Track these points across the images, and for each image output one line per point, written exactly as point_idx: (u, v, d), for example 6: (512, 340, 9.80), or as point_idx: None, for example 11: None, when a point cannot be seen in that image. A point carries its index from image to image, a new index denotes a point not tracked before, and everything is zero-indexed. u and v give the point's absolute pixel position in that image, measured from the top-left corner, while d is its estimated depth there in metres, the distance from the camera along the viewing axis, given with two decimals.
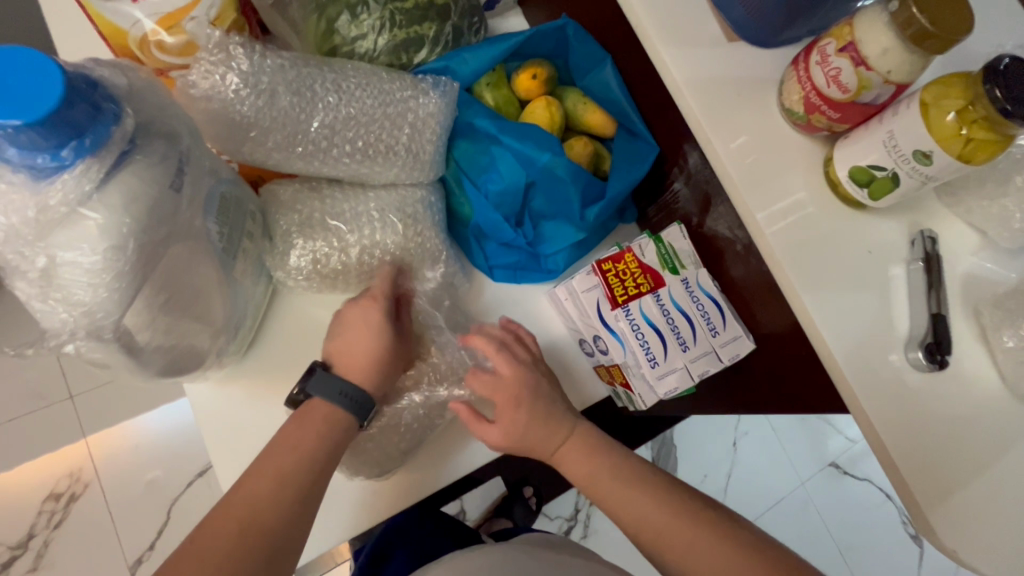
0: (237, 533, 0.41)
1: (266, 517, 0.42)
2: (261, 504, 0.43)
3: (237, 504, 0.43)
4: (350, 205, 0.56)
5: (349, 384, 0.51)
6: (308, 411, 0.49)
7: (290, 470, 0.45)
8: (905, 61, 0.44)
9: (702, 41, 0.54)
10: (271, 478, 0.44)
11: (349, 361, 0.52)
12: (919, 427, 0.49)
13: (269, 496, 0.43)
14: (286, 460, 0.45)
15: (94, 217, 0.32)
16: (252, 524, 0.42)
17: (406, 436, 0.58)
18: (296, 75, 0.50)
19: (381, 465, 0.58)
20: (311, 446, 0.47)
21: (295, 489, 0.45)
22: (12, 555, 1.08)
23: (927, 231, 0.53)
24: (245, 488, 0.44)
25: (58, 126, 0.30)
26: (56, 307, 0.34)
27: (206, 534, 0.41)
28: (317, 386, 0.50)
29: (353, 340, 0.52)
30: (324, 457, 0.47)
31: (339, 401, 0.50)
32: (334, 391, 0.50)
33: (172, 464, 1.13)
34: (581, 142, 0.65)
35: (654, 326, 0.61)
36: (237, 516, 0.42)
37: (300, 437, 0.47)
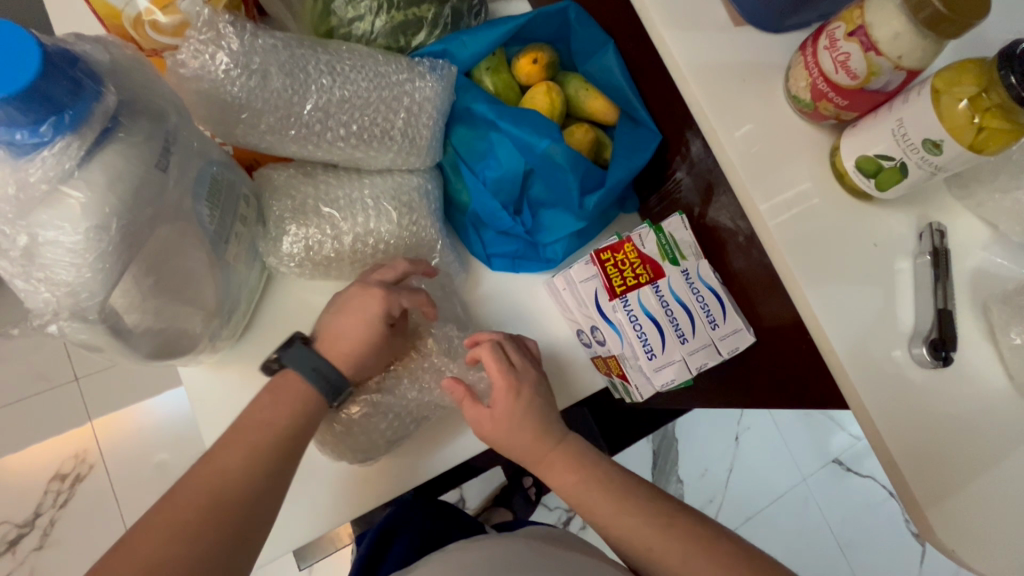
0: (204, 507, 0.41)
1: (231, 492, 0.43)
2: (231, 478, 0.43)
3: (206, 480, 0.43)
4: (345, 191, 0.55)
5: (324, 363, 0.50)
6: (281, 385, 0.49)
7: (258, 447, 0.46)
8: (917, 46, 0.43)
9: (707, 26, 0.53)
10: (243, 451, 0.45)
11: (333, 339, 0.52)
12: (921, 424, 0.48)
13: (236, 472, 0.44)
14: (256, 437, 0.46)
15: (76, 195, 0.32)
16: (220, 495, 0.42)
17: (389, 421, 0.58)
18: (289, 56, 0.49)
19: (362, 449, 0.57)
20: (280, 422, 0.47)
21: (268, 462, 0.45)
22: (18, 533, 1.10)
23: (936, 224, 0.51)
24: (216, 459, 0.44)
25: (34, 100, 0.29)
26: (39, 286, 0.33)
27: (173, 505, 0.41)
28: (292, 358, 0.50)
29: (350, 322, 0.52)
30: (297, 436, 0.47)
31: (309, 375, 0.50)
32: (307, 366, 0.50)
33: (173, 448, 1.14)
34: (582, 128, 0.63)
35: (653, 317, 0.60)
36: (204, 489, 0.42)
37: (271, 414, 0.47)
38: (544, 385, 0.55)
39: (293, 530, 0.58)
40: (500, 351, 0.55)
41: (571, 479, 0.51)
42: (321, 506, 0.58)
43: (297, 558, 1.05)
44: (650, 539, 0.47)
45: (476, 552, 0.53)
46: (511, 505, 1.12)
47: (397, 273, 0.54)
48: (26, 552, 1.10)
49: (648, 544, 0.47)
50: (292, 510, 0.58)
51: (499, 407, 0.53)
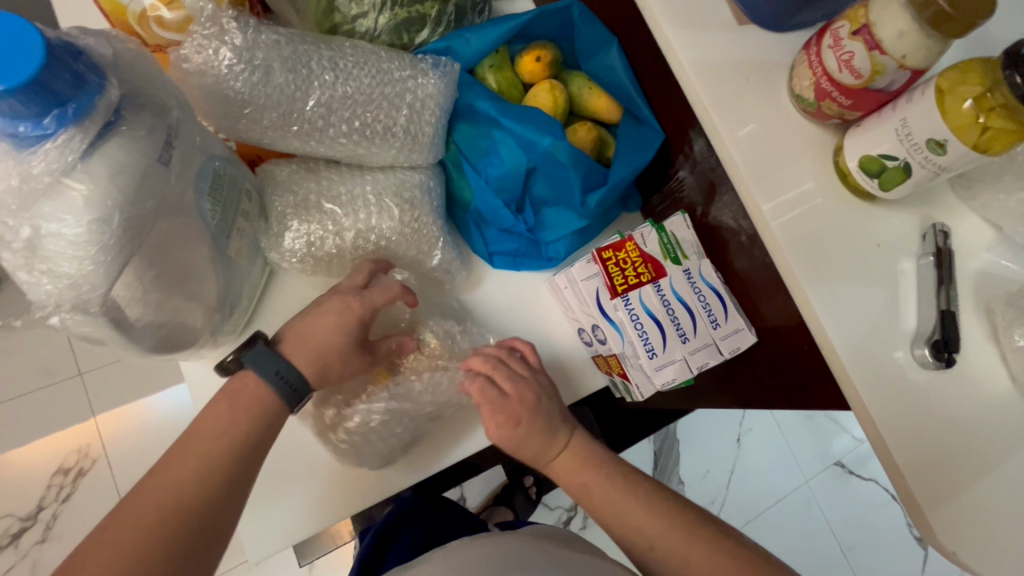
0: (161, 518, 0.39)
1: (191, 502, 0.40)
2: (184, 487, 0.41)
3: (162, 491, 0.40)
4: (347, 187, 0.55)
5: (291, 368, 0.48)
6: (240, 389, 0.46)
7: (218, 454, 0.43)
8: (922, 45, 0.43)
9: (710, 24, 0.53)
10: (197, 458, 0.42)
11: (299, 343, 0.49)
12: (923, 425, 0.47)
13: (196, 481, 0.41)
14: (216, 444, 0.43)
15: (79, 187, 0.32)
16: (173, 505, 0.40)
17: (404, 423, 0.58)
18: (292, 52, 0.49)
19: (383, 456, 0.58)
20: (242, 427, 0.45)
21: (226, 469, 0.43)
22: (21, 526, 1.11)
23: (940, 224, 0.51)
24: (168, 468, 0.42)
25: (37, 93, 0.29)
26: (41, 279, 0.34)
27: (119, 522, 0.38)
28: (254, 360, 0.47)
29: (319, 326, 0.50)
30: (255, 441, 0.45)
31: (274, 381, 0.47)
32: (271, 370, 0.47)
33: (176, 444, 1.14)
34: (585, 127, 0.63)
35: (654, 317, 0.60)
36: (155, 501, 0.40)
37: (231, 419, 0.45)
38: (541, 400, 0.54)
39: (294, 525, 0.58)
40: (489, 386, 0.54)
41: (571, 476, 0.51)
42: (321, 502, 0.59)
43: (299, 555, 1.06)
44: (652, 537, 0.47)
45: (475, 551, 0.53)
46: (512, 505, 1.12)
47: (365, 275, 0.54)
48: (28, 546, 1.10)
49: (650, 542, 0.47)
50: (292, 505, 0.58)
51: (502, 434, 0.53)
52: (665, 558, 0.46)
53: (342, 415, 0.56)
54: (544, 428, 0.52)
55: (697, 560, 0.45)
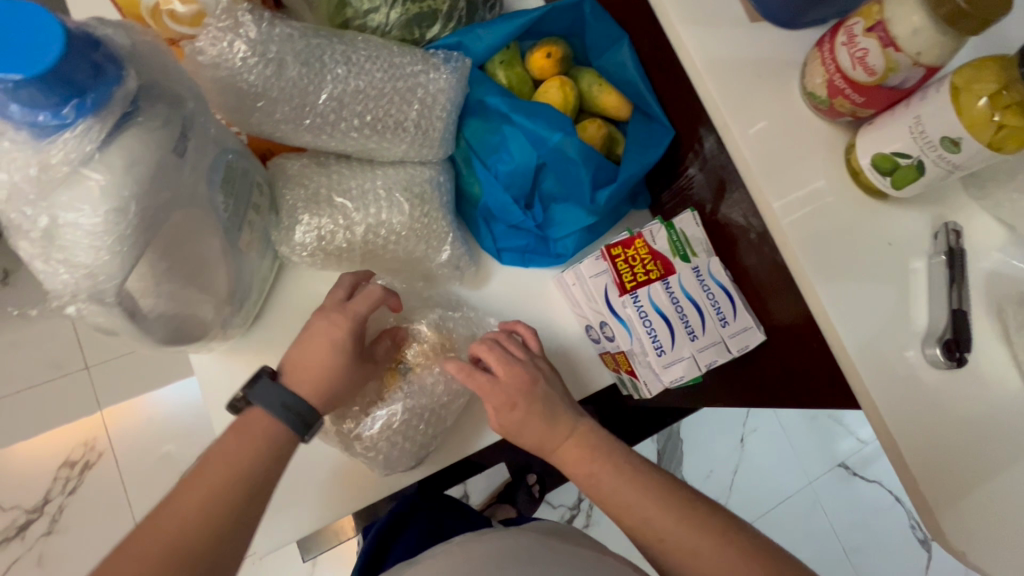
0: (161, 558, 0.38)
1: (191, 542, 0.40)
2: (189, 523, 0.40)
3: (164, 527, 0.40)
4: (357, 181, 0.55)
5: (294, 396, 0.47)
6: (246, 424, 0.46)
7: (223, 490, 0.42)
8: (937, 43, 0.42)
9: (723, 21, 0.53)
10: (203, 492, 0.42)
11: (299, 373, 0.49)
12: (934, 425, 0.47)
13: (198, 517, 0.41)
14: (220, 478, 0.43)
15: (96, 176, 0.32)
16: (176, 543, 0.39)
17: (426, 419, 0.58)
18: (305, 45, 0.49)
19: (413, 454, 0.58)
20: (248, 463, 0.44)
21: (233, 504, 0.42)
22: (28, 518, 1.11)
23: (952, 224, 0.51)
24: (175, 502, 0.41)
25: (57, 83, 0.29)
26: (58, 268, 0.34)
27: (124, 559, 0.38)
28: (258, 394, 0.46)
29: (312, 350, 0.50)
30: (264, 475, 0.44)
31: (281, 413, 0.46)
32: (276, 402, 0.47)
33: (179, 440, 1.15)
34: (594, 123, 0.63)
35: (662, 314, 0.60)
36: (160, 539, 0.39)
37: (238, 453, 0.44)
38: (536, 380, 0.54)
39: (302, 518, 0.58)
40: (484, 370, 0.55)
41: (580, 470, 0.52)
42: (329, 495, 0.59)
43: (302, 549, 1.06)
44: (661, 529, 0.47)
45: (481, 547, 0.53)
46: (516, 502, 1.10)
47: (347, 287, 0.54)
48: (35, 537, 1.11)
49: (659, 535, 0.47)
50: (300, 498, 0.58)
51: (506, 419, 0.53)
52: (673, 553, 0.46)
53: (360, 423, 0.57)
54: (542, 410, 0.52)
55: (705, 555, 0.45)
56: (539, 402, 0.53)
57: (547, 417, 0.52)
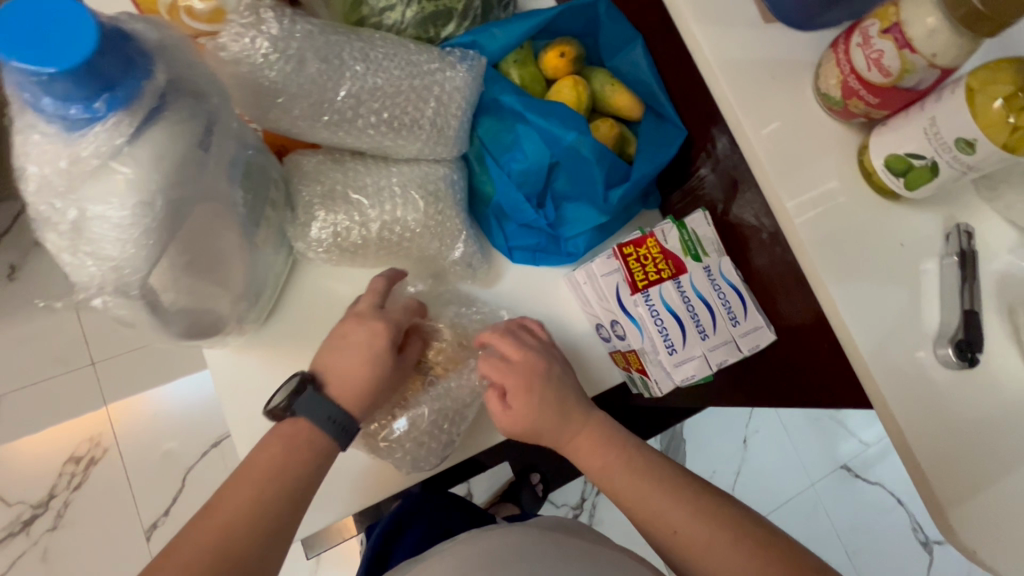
0: (210, 556, 0.42)
1: (239, 543, 0.43)
2: (238, 530, 0.43)
3: (214, 528, 0.43)
4: (373, 178, 0.56)
5: (340, 410, 0.50)
6: (291, 433, 0.48)
7: (268, 496, 0.46)
8: (953, 44, 0.43)
9: (737, 21, 0.53)
10: (250, 500, 0.45)
11: (341, 385, 0.51)
12: (945, 424, 0.47)
13: (244, 522, 0.44)
14: (267, 485, 0.46)
15: (124, 170, 0.33)
16: (226, 548, 0.42)
17: (450, 419, 0.59)
18: (324, 42, 0.50)
19: (438, 453, 0.59)
20: (292, 472, 0.47)
21: (280, 511, 0.46)
22: (33, 513, 1.12)
23: (964, 225, 0.51)
24: (224, 507, 0.45)
25: (89, 76, 0.30)
26: (85, 260, 0.34)
27: (178, 559, 0.41)
28: (305, 407, 0.49)
29: (351, 360, 0.51)
30: (306, 484, 0.48)
31: (326, 425, 0.49)
32: (322, 415, 0.49)
33: (181, 438, 1.15)
34: (607, 123, 0.64)
35: (674, 313, 0.60)
36: (212, 543, 0.42)
37: (284, 463, 0.47)
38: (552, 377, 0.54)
39: (313, 513, 0.58)
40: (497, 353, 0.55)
41: (595, 460, 0.52)
42: (340, 491, 0.59)
43: (306, 547, 1.05)
44: (676, 522, 0.47)
45: (492, 541, 0.53)
46: (520, 501, 1.10)
47: (381, 295, 0.56)
48: (40, 532, 1.11)
49: (673, 527, 0.47)
50: None
51: (518, 408, 0.53)
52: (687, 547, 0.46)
53: (387, 426, 0.58)
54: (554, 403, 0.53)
55: (718, 550, 0.45)
56: (551, 384, 0.54)
57: (561, 413, 0.53)
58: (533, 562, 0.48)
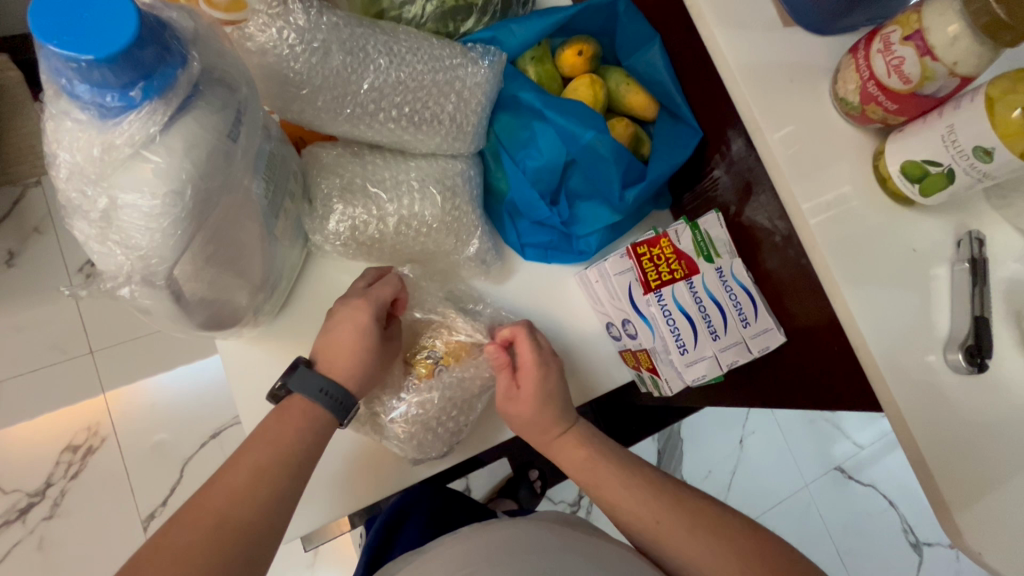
0: (212, 527, 0.41)
1: (240, 515, 0.42)
2: (238, 496, 0.43)
3: (217, 497, 0.43)
4: (391, 172, 0.56)
5: (330, 382, 0.51)
6: (286, 408, 0.49)
7: (268, 465, 0.46)
8: (974, 52, 0.43)
9: (758, 24, 0.53)
10: (250, 470, 0.45)
11: (333, 361, 0.52)
12: (952, 427, 0.48)
13: (246, 489, 0.44)
14: (267, 455, 0.46)
15: (155, 159, 0.33)
16: (228, 516, 0.42)
17: (457, 407, 0.59)
18: (350, 34, 0.49)
19: (444, 440, 0.59)
20: (291, 440, 0.47)
21: (279, 479, 0.45)
22: (29, 502, 1.11)
23: (975, 232, 0.51)
24: (224, 477, 0.44)
25: (127, 64, 0.30)
26: (114, 249, 0.35)
27: (180, 524, 0.41)
28: (298, 383, 0.50)
29: (339, 338, 0.52)
30: (302, 455, 0.47)
31: (319, 398, 0.50)
32: (315, 388, 0.50)
33: (174, 430, 1.14)
34: (622, 122, 0.64)
35: (686, 314, 0.60)
36: (211, 510, 0.42)
37: (281, 430, 0.47)
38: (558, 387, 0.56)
39: (320, 505, 0.59)
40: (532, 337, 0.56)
41: (577, 448, 0.54)
42: (348, 484, 0.59)
43: (304, 541, 1.04)
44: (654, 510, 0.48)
45: (501, 531, 0.51)
46: (517, 497, 1.10)
47: (370, 278, 0.57)
48: (36, 521, 1.10)
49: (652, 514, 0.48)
50: (318, 486, 0.59)
51: (526, 390, 0.55)
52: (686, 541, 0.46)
53: (390, 407, 0.58)
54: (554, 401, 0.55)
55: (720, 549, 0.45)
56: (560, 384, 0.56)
57: (556, 406, 0.55)
58: (542, 555, 0.46)
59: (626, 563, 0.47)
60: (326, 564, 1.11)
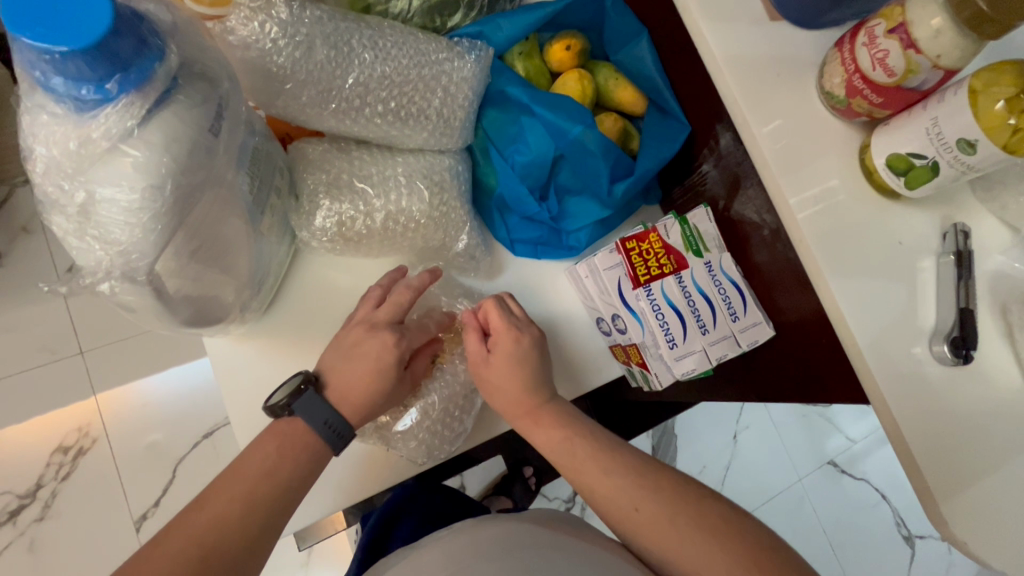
0: (196, 553, 0.42)
1: (226, 544, 0.43)
2: (224, 527, 0.44)
3: (201, 524, 0.43)
4: (378, 168, 0.56)
5: (336, 415, 0.51)
6: (288, 431, 0.49)
7: (259, 495, 0.46)
8: (957, 45, 0.43)
9: (744, 17, 0.53)
10: (240, 498, 0.45)
11: (345, 391, 0.52)
12: (938, 418, 0.48)
13: (233, 521, 0.44)
14: (259, 485, 0.46)
15: (134, 153, 0.33)
16: (211, 545, 0.43)
17: (459, 406, 0.60)
18: (334, 28, 0.49)
19: (450, 440, 0.60)
20: (284, 473, 0.47)
21: (268, 509, 0.46)
22: (19, 504, 1.10)
23: (960, 224, 0.52)
24: (211, 500, 0.45)
25: (103, 55, 0.30)
26: (93, 243, 0.35)
27: (161, 549, 0.41)
28: (303, 407, 0.50)
29: (359, 371, 0.52)
30: (295, 487, 0.48)
31: (323, 431, 0.50)
32: (319, 419, 0.50)
33: (166, 431, 1.13)
34: (611, 117, 0.64)
35: (675, 308, 0.60)
36: (194, 538, 0.42)
37: (274, 464, 0.47)
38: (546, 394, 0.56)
39: (311, 502, 0.58)
40: (499, 317, 0.57)
41: (555, 428, 0.54)
42: (339, 481, 0.59)
43: (297, 540, 1.04)
44: (639, 501, 0.48)
45: (488, 530, 0.51)
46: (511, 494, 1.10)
47: (404, 309, 0.56)
48: (27, 523, 1.10)
49: (636, 507, 0.48)
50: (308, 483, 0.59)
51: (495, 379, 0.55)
52: (667, 532, 0.46)
53: (399, 417, 0.59)
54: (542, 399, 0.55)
55: (707, 546, 0.45)
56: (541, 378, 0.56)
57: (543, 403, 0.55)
58: (530, 553, 0.46)
59: (611, 560, 0.47)
60: (320, 562, 1.11)
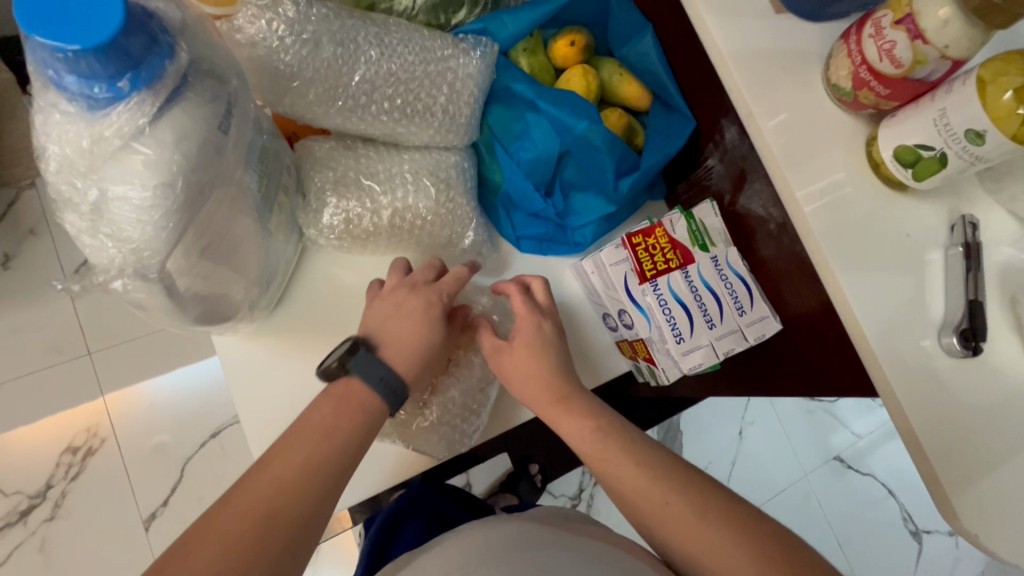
0: (259, 518, 0.38)
1: (290, 507, 0.40)
2: (286, 490, 0.40)
3: (262, 487, 0.40)
4: (384, 165, 0.56)
5: (392, 372, 0.49)
6: (345, 390, 0.47)
7: (321, 456, 0.43)
8: (965, 35, 0.43)
9: (749, 11, 0.53)
10: (301, 459, 0.42)
11: (395, 348, 0.51)
12: (948, 410, 0.48)
13: (294, 484, 0.41)
14: (320, 445, 0.43)
15: (145, 151, 0.33)
16: (275, 510, 0.39)
17: (474, 399, 0.60)
18: (340, 26, 0.49)
19: (469, 433, 0.60)
20: (345, 432, 0.45)
21: (329, 472, 0.43)
22: (29, 504, 1.11)
23: (969, 216, 0.51)
24: (270, 462, 0.42)
25: (113, 53, 0.30)
26: (106, 242, 0.35)
27: (223, 514, 0.38)
28: (360, 365, 0.48)
29: (408, 327, 0.52)
30: (355, 449, 0.45)
31: (379, 387, 0.48)
32: (374, 375, 0.48)
33: (174, 431, 1.14)
34: (615, 113, 0.64)
35: (681, 302, 0.60)
36: (257, 503, 0.39)
37: (335, 426, 0.45)
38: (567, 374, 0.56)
39: None
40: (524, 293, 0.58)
41: (564, 422, 0.53)
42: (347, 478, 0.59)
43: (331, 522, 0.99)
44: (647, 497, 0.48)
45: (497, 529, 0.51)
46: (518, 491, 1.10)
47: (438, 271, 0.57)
48: (38, 523, 1.10)
49: (644, 502, 0.48)
50: None
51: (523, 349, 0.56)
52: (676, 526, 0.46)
53: (417, 415, 0.59)
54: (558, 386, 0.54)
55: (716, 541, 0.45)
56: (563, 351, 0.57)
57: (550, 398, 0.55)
58: (540, 552, 0.46)
59: (619, 555, 0.47)
60: (327, 562, 1.12)
